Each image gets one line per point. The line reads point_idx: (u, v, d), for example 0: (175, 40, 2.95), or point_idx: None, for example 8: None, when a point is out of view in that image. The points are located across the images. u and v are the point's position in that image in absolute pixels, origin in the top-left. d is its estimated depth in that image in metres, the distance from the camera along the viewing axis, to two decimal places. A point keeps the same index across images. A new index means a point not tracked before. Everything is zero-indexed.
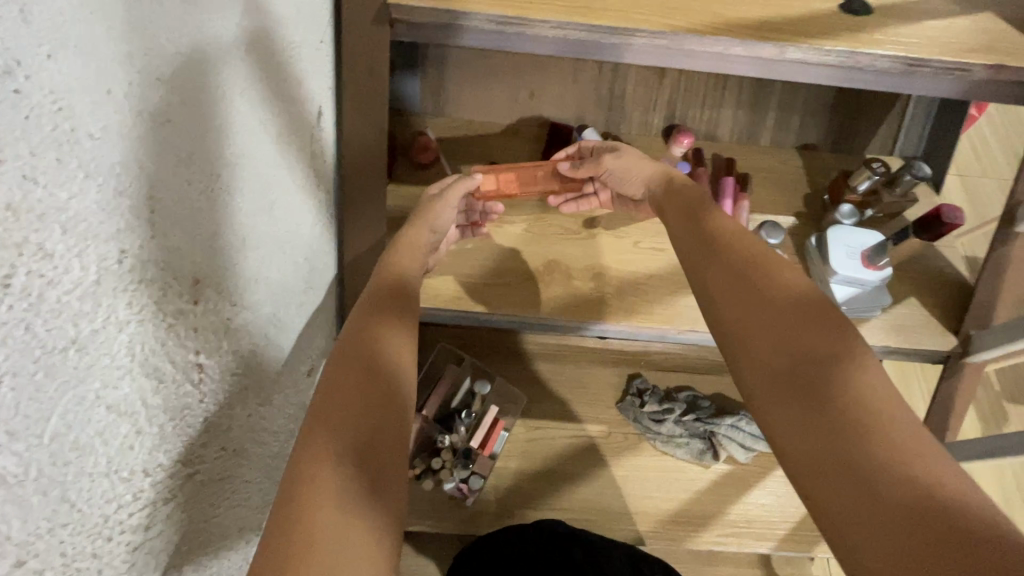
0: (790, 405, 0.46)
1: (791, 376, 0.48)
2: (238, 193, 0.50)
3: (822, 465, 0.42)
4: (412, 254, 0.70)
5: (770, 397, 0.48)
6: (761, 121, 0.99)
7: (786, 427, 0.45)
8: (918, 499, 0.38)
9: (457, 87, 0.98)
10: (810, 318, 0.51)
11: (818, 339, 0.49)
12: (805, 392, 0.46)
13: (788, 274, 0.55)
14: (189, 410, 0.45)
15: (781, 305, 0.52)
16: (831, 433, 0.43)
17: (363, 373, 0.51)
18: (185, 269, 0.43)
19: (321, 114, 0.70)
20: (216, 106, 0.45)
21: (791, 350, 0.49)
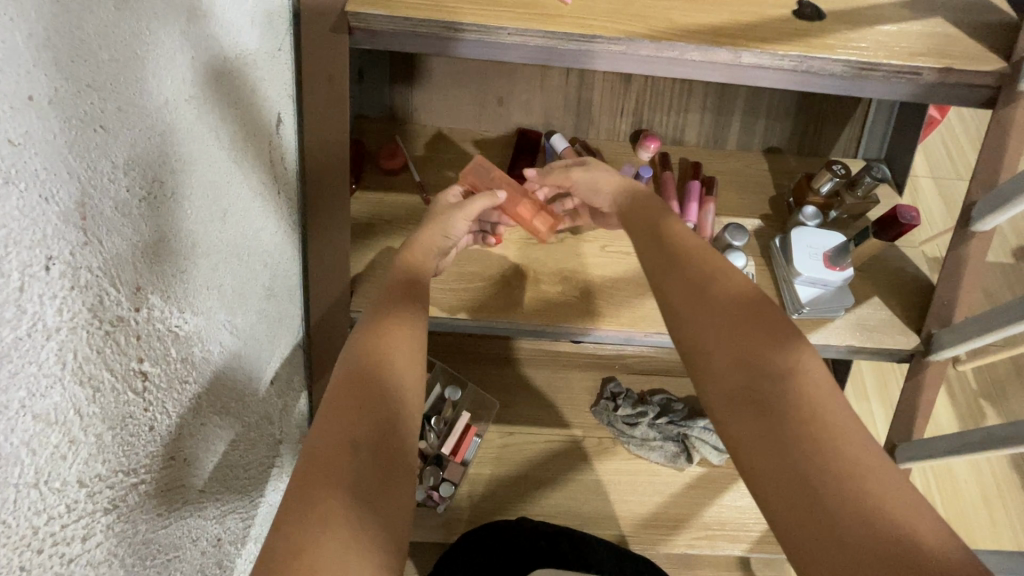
0: (745, 414, 0.47)
1: (747, 388, 0.49)
2: (185, 200, 0.50)
3: (771, 474, 0.44)
4: (425, 253, 0.71)
5: (728, 405, 0.49)
6: (727, 125, 1.00)
7: (741, 436, 0.47)
8: (858, 511, 0.40)
9: (426, 94, 0.99)
10: (769, 323, 0.51)
11: (775, 346, 0.50)
12: (757, 401, 0.48)
13: (740, 281, 0.56)
14: (131, 419, 0.45)
15: (738, 311, 0.53)
16: (783, 442, 0.45)
17: (364, 378, 0.51)
18: (125, 276, 0.42)
19: (280, 121, 0.70)
20: (157, 113, 0.45)
21: (746, 358, 0.50)
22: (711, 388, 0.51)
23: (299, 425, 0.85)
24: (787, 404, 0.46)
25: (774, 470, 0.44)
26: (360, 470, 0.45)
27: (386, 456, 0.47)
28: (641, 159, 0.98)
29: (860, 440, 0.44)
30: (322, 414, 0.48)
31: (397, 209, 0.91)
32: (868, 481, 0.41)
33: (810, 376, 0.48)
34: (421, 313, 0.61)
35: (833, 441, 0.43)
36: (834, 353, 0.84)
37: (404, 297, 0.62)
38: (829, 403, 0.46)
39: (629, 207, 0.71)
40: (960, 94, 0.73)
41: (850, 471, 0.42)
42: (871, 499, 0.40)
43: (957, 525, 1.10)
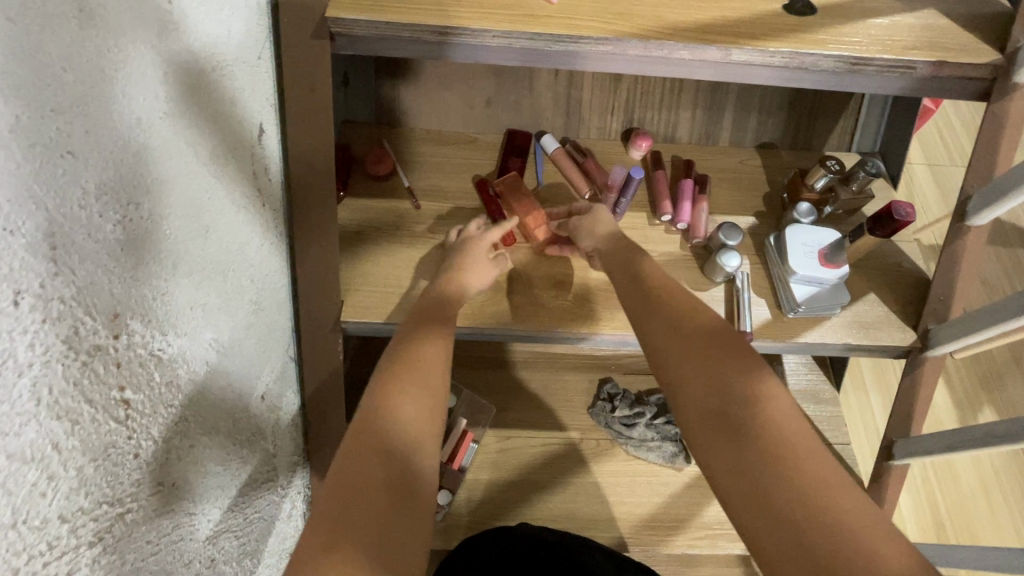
0: (715, 438, 0.49)
1: (717, 416, 0.50)
2: (164, 221, 0.49)
3: (745, 500, 0.45)
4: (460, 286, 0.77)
5: (699, 432, 0.50)
6: (719, 121, 0.99)
7: (713, 462, 0.48)
8: (825, 534, 0.42)
9: (412, 98, 0.97)
10: (737, 349, 0.54)
11: (739, 371, 0.52)
12: (725, 426, 0.49)
13: (706, 317, 0.57)
14: (114, 448, 0.44)
15: (707, 345, 0.54)
16: (751, 466, 0.46)
17: (403, 384, 0.57)
18: (100, 303, 0.41)
19: (263, 132, 0.69)
20: (129, 133, 0.44)
21: (715, 383, 0.52)
22: (682, 415, 0.52)
23: (293, 438, 0.84)
24: (755, 431, 0.48)
25: (744, 496, 0.45)
26: (398, 464, 0.51)
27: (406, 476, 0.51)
28: (633, 158, 0.97)
29: (819, 462, 0.45)
30: (363, 415, 0.54)
31: (386, 216, 0.89)
32: (830, 502, 0.43)
33: (774, 401, 0.49)
34: (450, 331, 0.67)
35: (797, 464, 0.45)
36: (832, 351, 0.83)
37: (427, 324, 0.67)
38: (796, 429, 0.48)
39: (604, 256, 0.75)
40: (954, 87, 0.72)
41: (816, 495, 0.43)
42: (839, 522, 0.42)
43: (959, 522, 1.10)
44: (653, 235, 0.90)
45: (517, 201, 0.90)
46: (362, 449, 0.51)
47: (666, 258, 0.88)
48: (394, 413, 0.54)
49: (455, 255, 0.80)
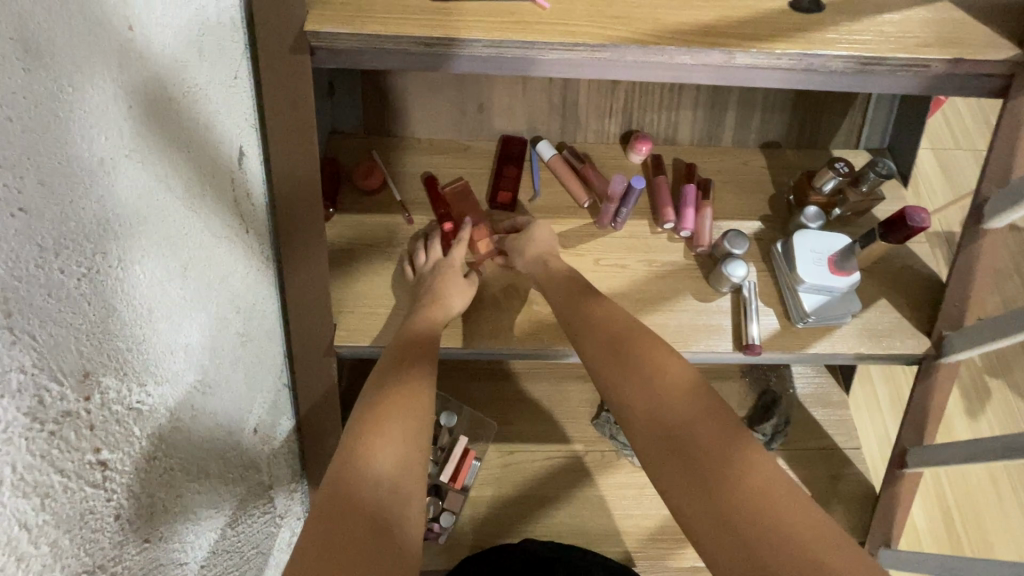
0: (670, 464, 0.55)
1: (672, 445, 0.56)
2: (139, 266, 0.46)
3: (703, 517, 0.52)
4: (431, 322, 0.74)
5: (655, 461, 0.56)
6: (721, 120, 0.95)
7: (672, 485, 0.54)
8: (773, 541, 0.48)
9: (401, 105, 0.93)
10: (683, 380, 0.60)
11: (687, 400, 0.58)
12: (679, 450, 0.55)
13: (659, 351, 0.63)
14: (92, 514, 0.41)
15: (663, 381, 0.60)
16: (705, 484, 0.53)
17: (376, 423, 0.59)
18: (68, 366, 0.38)
19: (243, 154, 0.65)
20: (93, 178, 0.41)
21: (667, 415, 0.58)
22: (638, 445, 0.58)
23: (290, 465, 0.82)
24: (706, 460, 0.54)
25: (702, 514, 0.52)
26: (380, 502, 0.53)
27: (404, 489, 0.55)
28: (633, 162, 0.93)
29: (769, 483, 0.52)
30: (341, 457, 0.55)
31: (378, 232, 0.86)
32: (776, 509, 0.50)
33: (723, 430, 0.56)
34: (426, 362, 0.69)
35: (744, 485, 0.52)
36: (842, 361, 0.80)
37: (410, 351, 0.70)
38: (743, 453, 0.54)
39: (557, 281, 0.76)
40: (970, 85, 0.68)
41: (765, 514, 0.50)
42: (781, 526, 0.49)
43: (965, 513, 1.12)
44: (655, 243, 0.87)
45: (468, 205, 0.88)
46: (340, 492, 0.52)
47: (669, 268, 0.85)
48: (368, 453, 0.56)
49: (433, 282, 0.78)
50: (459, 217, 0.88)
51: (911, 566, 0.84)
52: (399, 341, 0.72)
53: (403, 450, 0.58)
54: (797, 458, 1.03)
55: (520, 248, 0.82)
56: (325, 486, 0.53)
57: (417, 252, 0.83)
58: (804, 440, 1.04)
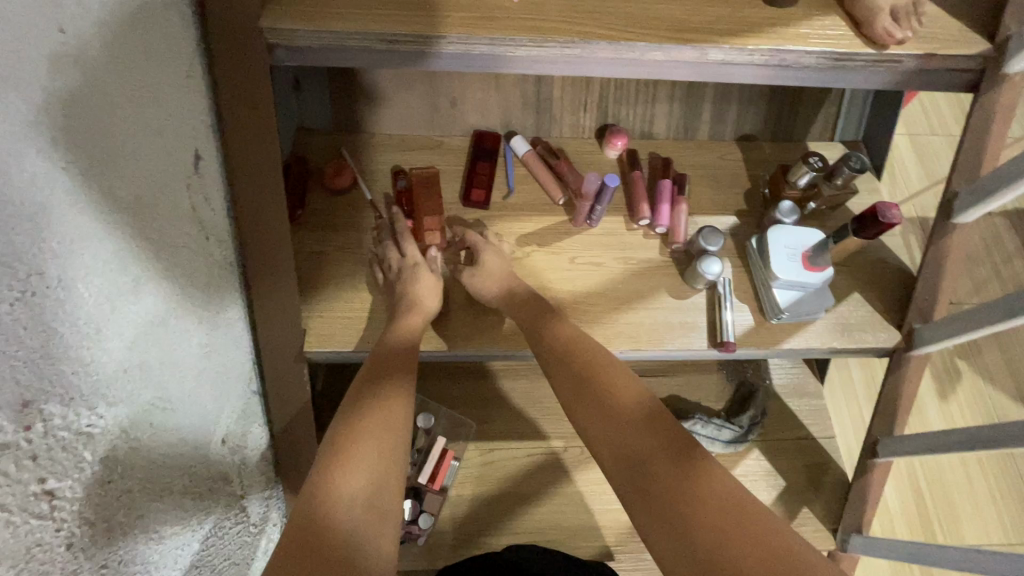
0: (634, 485, 0.57)
1: (638, 469, 0.58)
2: (83, 284, 0.44)
3: (667, 548, 0.53)
4: (406, 333, 0.73)
5: (625, 492, 0.58)
6: (697, 113, 0.94)
7: (637, 519, 0.56)
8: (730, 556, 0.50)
9: (370, 100, 0.90)
10: (644, 407, 0.63)
11: (650, 432, 0.60)
12: (642, 484, 0.57)
13: (621, 379, 0.66)
14: (40, 546, 0.40)
15: (627, 408, 0.63)
16: (671, 512, 0.54)
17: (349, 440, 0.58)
18: (6, 395, 0.36)
19: (199, 156, 0.62)
20: (24, 196, 0.38)
21: (631, 447, 0.59)
22: (608, 469, 0.60)
23: (264, 473, 0.81)
24: (670, 483, 0.56)
25: (668, 534, 0.53)
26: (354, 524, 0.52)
27: (377, 518, 0.54)
28: (608, 158, 0.92)
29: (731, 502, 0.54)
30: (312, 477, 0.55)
31: (349, 233, 0.85)
32: (734, 528, 0.52)
33: (686, 453, 0.58)
34: (405, 377, 0.67)
35: (704, 505, 0.54)
36: (815, 355, 0.81)
37: (391, 366, 0.68)
38: (703, 474, 0.56)
39: (524, 301, 0.78)
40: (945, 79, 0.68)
41: (728, 531, 0.52)
42: (739, 542, 0.51)
43: (937, 499, 1.16)
44: (631, 240, 0.86)
45: (430, 197, 0.85)
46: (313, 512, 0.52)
47: (645, 266, 0.84)
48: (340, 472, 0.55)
49: (405, 284, 0.77)
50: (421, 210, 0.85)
51: (880, 551, 0.86)
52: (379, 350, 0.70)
53: (379, 467, 0.57)
54: (774, 449, 1.04)
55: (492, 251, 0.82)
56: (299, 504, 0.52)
57: (387, 251, 0.81)
58: (781, 431, 1.05)
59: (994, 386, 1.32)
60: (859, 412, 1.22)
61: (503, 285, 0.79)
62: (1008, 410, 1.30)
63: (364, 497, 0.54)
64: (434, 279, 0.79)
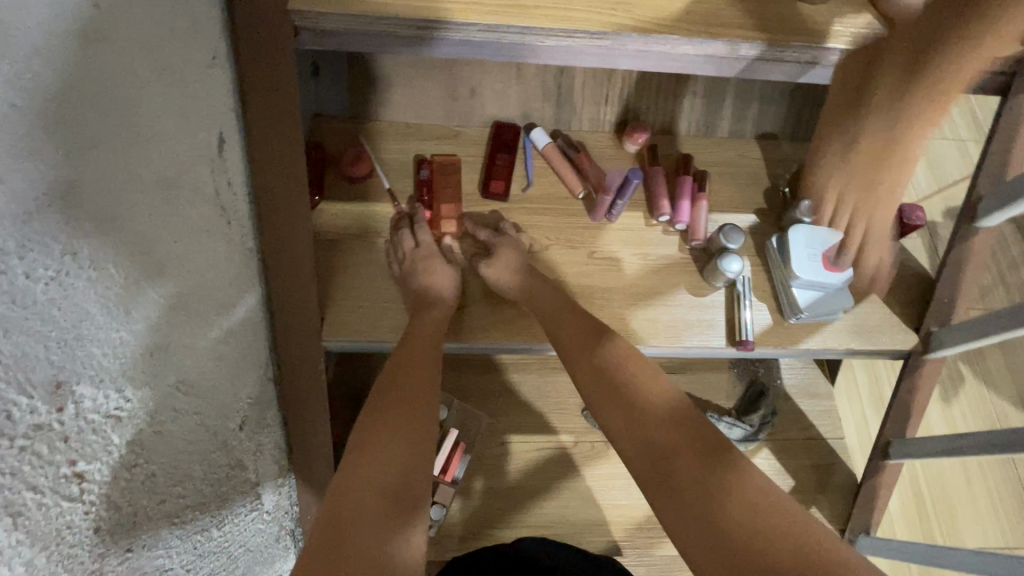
0: (653, 478, 0.58)
1: (658, 462, 0.59)
2: (113, 266, 0.43)
3: (688, 540, 0.53)
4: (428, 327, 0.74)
5: (645, 485, 0.59)
6: (718, 110, 0.93)
7: (662, 511, 0.56)
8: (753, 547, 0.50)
9: (389, 87, 0.89)
10: (666, 400, 0.64)
11: (671, 426, 0.61)
12: (663, 476, 0.58)
13: (642, 373, 0.67)
14: (69, 529, 0.39)
15: (648, 400, 0.64)
16: (690, 503, 0.55)
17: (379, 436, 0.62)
18: (39, 376, 0.36)
19: (224, 140, 0.61)
20: (58, 175, 0.37)
21: (651, 441, 0.60)
22: (629, 462, 0.61)
23: (278, 461, 0.80)
24: (691, 475, 0.56)
25: (688, 525, 0.54)
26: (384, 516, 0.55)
27: (404, 508, 0.57)
28: (629, 152, 0.91)
29: (756, 494, 0.54)
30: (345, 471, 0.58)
31: (367, 221, 0.84)
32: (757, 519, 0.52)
33: (709, 445, 0.59)
34: (431, 374, 0.70)
35: (727, 498, 0.54)
36: (831, 355, 0.81)
37: (415, 361, 0.70)
38: (726, 467, 0.56)
39: (545, 293, 0.78)
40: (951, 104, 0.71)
41: (751, 522, 0.52)
42: (761, 533, 0.51)
43: (940, 503, 1.17)
44: (649, 237, 0.86)
45: (450, 187, 0.86)
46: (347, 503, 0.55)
47: (663, 263, 0.84)
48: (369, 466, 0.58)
49: (424, 277, 0.78)
50: (440, 200, 0.85)
51: (886, 553, 0.87)
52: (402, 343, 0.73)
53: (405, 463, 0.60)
54: (783, 449, 1.04)
55: (510, 244, 0.81)
56: (332, 496, 0.56)
57: (404, 240, 0.81)
58: (790, 431, 1.06)
59: (997, 391, 1.33)
60: (867, 431, 1.20)
61: (521, 278, 0.79)
62: (1010, 416, 1.30)
63: (393, 489, 0.57)
64: (448, 270, 0.80)
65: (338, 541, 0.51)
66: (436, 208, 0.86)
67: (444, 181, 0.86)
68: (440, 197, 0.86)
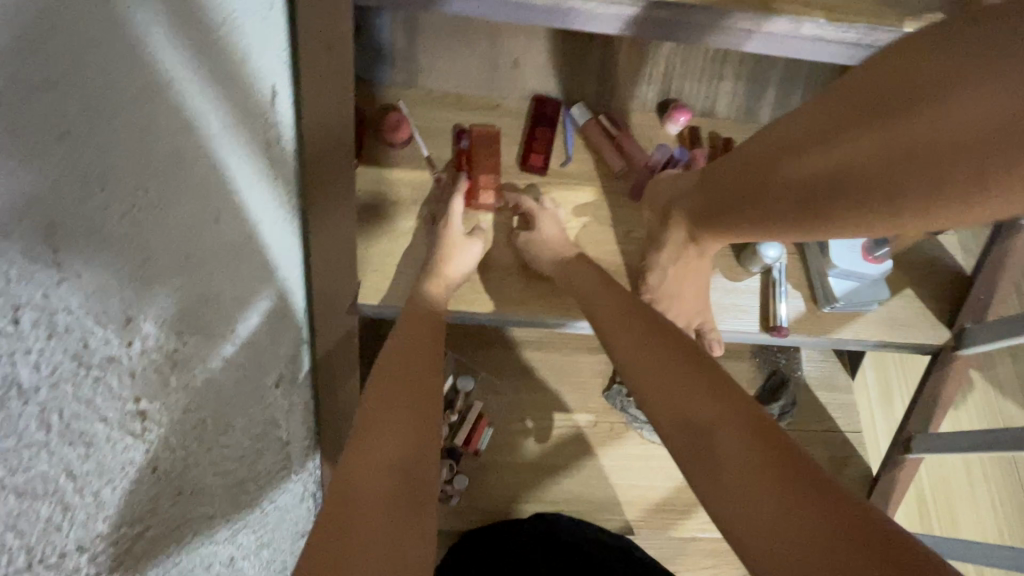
0: (692, 455, 0.56)
1: (696, 440, 0.57)
2: (175, 206, 0.43)
3: (733, 521, 0.51)
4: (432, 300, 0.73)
5: (684, 464, 0.57)
6: (761, 95, 0.92)
7: (702, 491, 0.55)
8: (800, 525, 0.48)
9: (431, 53, 0.87)
10: (706, 373, 0.61)
11: (711, 400, 0.59)
12: (704, 453, 0.56)
13: (681, 349, 0.65)
14: (133, 465, 0.40)
15: (687, 373, 0.62)
16: (731, 482, 0.53)
17: (380, 416, 0.56)
18: (113, 307, 0.36)
19: (276, 95, 0.61)
20: (133, 107, 0.37)
21: (690, 416, 0.59)
22: (667, 439, 0.59)
23: (305, 422, 0.81)
24: (732, 452, 0.55)
25: (731, 504, 0.52)
26: (394, 498, 0.50)
27: (414, 485, 0.52)
28: (669, 133, 0.91)
29: (807, 475, 0.51)
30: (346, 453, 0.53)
31: (404, 188, 0.84)
32: (803, 499, 0.50)
33: (750, 422, 0.56)
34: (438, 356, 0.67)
35: (770, 475, 0.52)
36: (862, 346, 0.81)
37: (417, 338, 0.67)
38: (769, 443, 0.54)
39: (579, 276, 0.77)
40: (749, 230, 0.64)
41: (798, 500, 0.50)
42: (807, 511, 0.49)
43: (946, 503, 1.18)
44: None
45: (490, 155, 0.85)
46: (355, 484, 0.50)
47: None
48: (375, 445, 0.53)
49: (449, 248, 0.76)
50: (478, 169, 0.84)
51: None
52: (410, 320, 0.70)
53: (413, 439, 0.55)
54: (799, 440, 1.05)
55: (548, 218, 0.81)
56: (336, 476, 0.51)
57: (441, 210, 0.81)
58: (809, 422, 1.06)
59: (1007, 396, 1.33)
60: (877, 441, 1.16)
61: (557, 253, 0.78)
62: (1018, 420, 1.31)
63: (400, 467, 0.52)
64: (472, 245, 0.79)
65: (344, 520, 0.47)
66: (473, 177, 0.84)
67: (485, 150, 0.85)
68: (479, 164, 0.84)
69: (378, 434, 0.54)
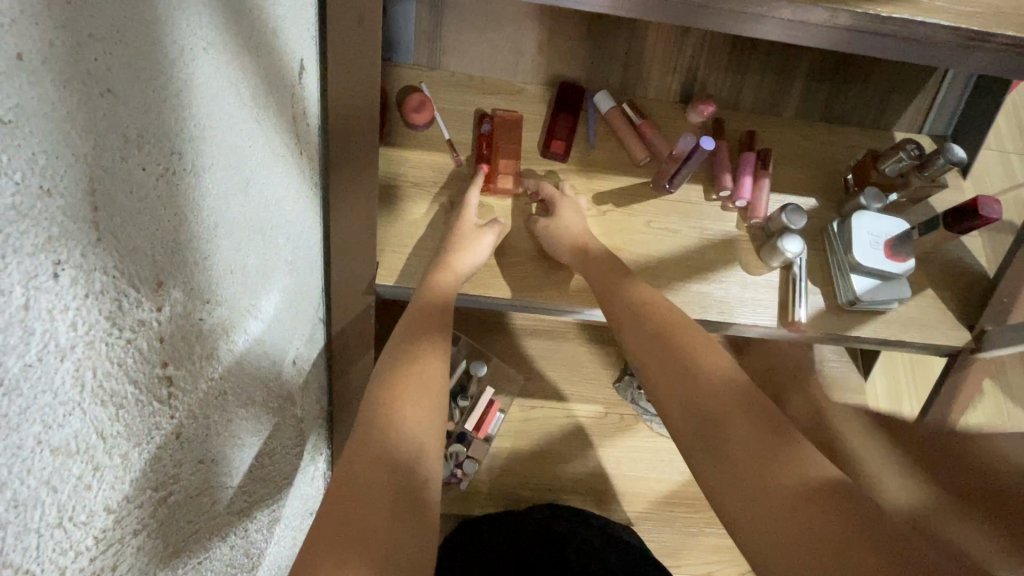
0: (700, 446, 0.56)
1: (705, 432, 0.56)
2: (206, 173, 0.42)
3: (738, 513, 0.51)
4: (447, 290, 0.73)
5: (691, 453, 0.57)
6: (787, 89, 0.91)
7: (709, 482, 0.54)
8: (804, 519, 0.47)
9: (455, 35, 0.86)
10: (719, 368, 0.61)
11: (722, 394, 0.59)
12: (712, 444, 0.55)
13: (693, 344, 0.65)
14: (159, 430, 0.40)
15: (698, 367, 0.62)
16: (738, 474, 0.52)
17: (384, 410, 0.55)
18: (145, 270, 0.36)
19: (302, 69, 0.60)
20: (169, 70, 0.36)
21: (701, 407, 0.58)
22: (675, 428, 0.59)
23: (319, 401, 0.81)
24: (740, 445, 0.54)
25: (737, 496, 0.51)
26: (397, 492, 0.48)
27: (417, 480, 0.50)
28: (692, 124, 0.90)
29: (818, 473, 0.50)
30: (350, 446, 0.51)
31: (425, 171, 0.83)
32: (809, 494, 0.49)
33: (761, 418, 0.56)
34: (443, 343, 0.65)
35: (776, 470, 0.51)
36: (880, 346, 0.81)
37: (423, 327, 0.66)
38: (776, 440, 0.54)
39: (597, 266, 0.76)
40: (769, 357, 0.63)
41: (805, 493, 0.49)
42: (812, 506, 0.48)
43: None
44: (710, 211, 0.85)
45: (510, 140, 0.84)
46: (355, 476, 0.48)
47: (722, 239, 0.84)
48: (382, 436, 0.52)
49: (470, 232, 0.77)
50: (497, 153, 0.83)
51: None
52: (419, 309, 0.69)
53: (420, 433, 0.54)
54: None
55: (568, 206, 0.81)
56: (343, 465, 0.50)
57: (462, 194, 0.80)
58: None
59: None
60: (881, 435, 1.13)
61: (577, 241, 0.78)
62: None
63: (407, 461, 0.51)
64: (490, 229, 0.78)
65: (348, 510, 0.46)
66: (494, 162, 0.84)
67: (505, 135, 0.85)
68: (498, 149, 0.83)
69: (381, 430, 0.52)
